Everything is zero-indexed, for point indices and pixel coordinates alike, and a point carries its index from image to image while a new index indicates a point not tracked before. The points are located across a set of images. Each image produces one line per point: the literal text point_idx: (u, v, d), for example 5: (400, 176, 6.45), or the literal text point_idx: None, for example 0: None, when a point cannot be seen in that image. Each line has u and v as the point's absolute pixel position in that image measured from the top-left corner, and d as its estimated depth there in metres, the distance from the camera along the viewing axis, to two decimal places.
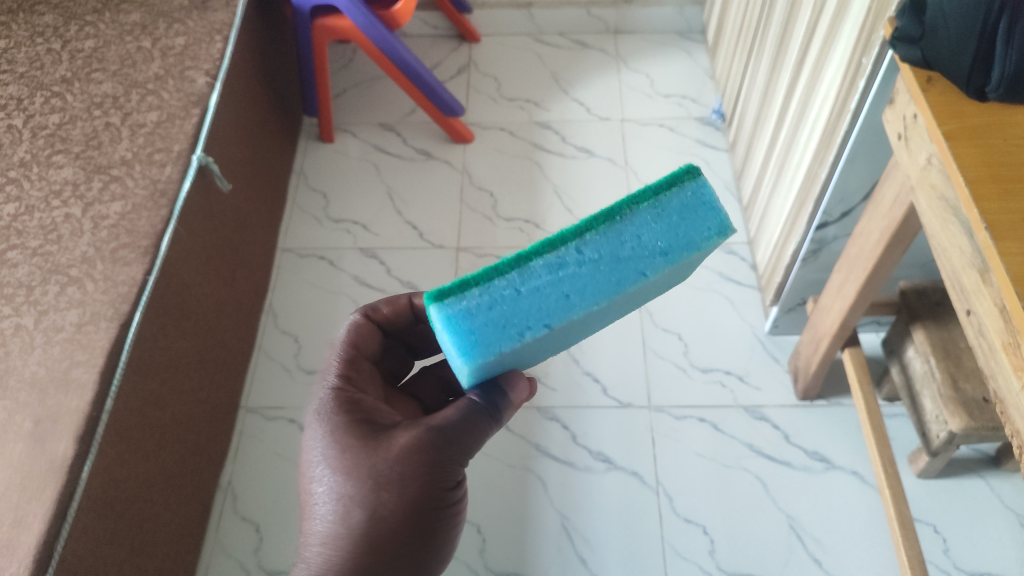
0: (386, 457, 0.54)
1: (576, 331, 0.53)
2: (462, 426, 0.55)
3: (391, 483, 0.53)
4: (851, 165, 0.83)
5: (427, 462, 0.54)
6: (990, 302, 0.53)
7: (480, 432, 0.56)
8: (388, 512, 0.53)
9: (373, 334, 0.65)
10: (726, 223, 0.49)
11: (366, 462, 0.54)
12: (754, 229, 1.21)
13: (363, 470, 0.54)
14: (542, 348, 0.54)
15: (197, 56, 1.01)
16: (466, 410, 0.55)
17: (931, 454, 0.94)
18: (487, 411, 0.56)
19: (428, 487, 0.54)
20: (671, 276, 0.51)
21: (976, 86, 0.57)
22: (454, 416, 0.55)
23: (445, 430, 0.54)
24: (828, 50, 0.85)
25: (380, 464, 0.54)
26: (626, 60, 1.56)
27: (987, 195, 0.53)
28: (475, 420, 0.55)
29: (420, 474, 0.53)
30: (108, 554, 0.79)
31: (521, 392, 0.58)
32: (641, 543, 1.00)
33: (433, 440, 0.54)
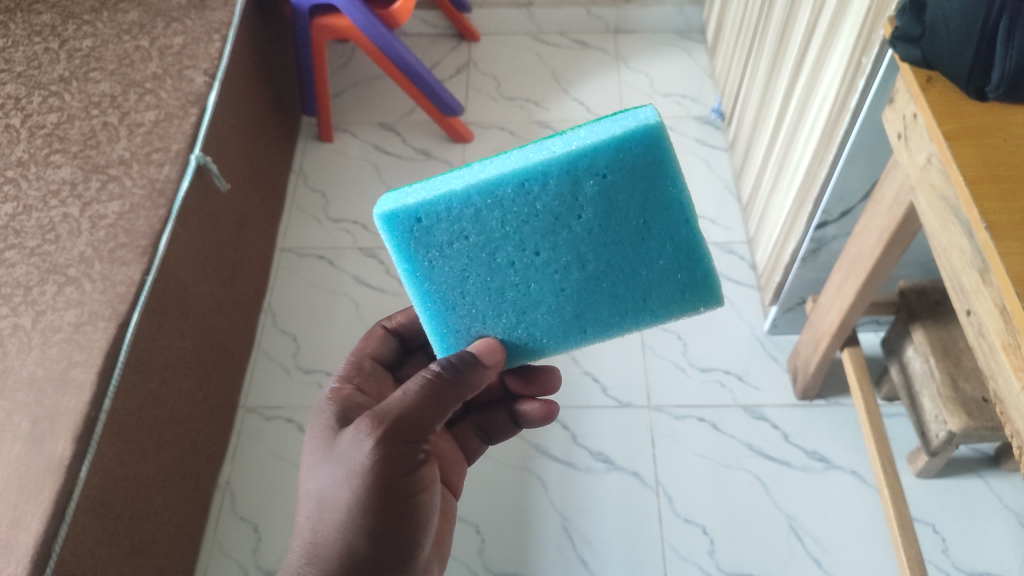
0: (342, 449, 0.55)
1: (511, 235, 0.54)
2: (412, 410, 0.54)
3: (346, 475, 0.54)
4: (850, 164, 0.83)
5: (376, 450, 0.54)
6: (990, 302, 0.53)
7: (433, 411, 0.55)
8: (350, 505, 0.54)
9: (387, 340, 0.72)
10: (651, 112, 0.50)
11: (329, 458, 0.56)
12: (754, 229, 1.21)
13: (326, 464, 0.56)
14: (479, 254, 0.55)
15: (195, 55, 1.01)
16: (416, 389, 0.55)
17: (931, 453, 0.94)
18: (440, 387, 0.55)
19: (378, 475, 0.54)
20: (602, 173, 0.51)
21: (976, 85, 0.57)
22: (405, 400, 0.55)
23: (393, 414, 0.54)
24: (828, 49, 0.85)
25: (340, 456, 0.55)
26: (626, 60, 1.56)
27: (987, 195, 0.53)
28: (427, 402, 0.55)
29: (369, 463, 0.54)
30: (107, 554, 0.78)
31: (495, 358, 0.58)
32: (641, 543, 1.00)
33: (380, 425, 0.54)
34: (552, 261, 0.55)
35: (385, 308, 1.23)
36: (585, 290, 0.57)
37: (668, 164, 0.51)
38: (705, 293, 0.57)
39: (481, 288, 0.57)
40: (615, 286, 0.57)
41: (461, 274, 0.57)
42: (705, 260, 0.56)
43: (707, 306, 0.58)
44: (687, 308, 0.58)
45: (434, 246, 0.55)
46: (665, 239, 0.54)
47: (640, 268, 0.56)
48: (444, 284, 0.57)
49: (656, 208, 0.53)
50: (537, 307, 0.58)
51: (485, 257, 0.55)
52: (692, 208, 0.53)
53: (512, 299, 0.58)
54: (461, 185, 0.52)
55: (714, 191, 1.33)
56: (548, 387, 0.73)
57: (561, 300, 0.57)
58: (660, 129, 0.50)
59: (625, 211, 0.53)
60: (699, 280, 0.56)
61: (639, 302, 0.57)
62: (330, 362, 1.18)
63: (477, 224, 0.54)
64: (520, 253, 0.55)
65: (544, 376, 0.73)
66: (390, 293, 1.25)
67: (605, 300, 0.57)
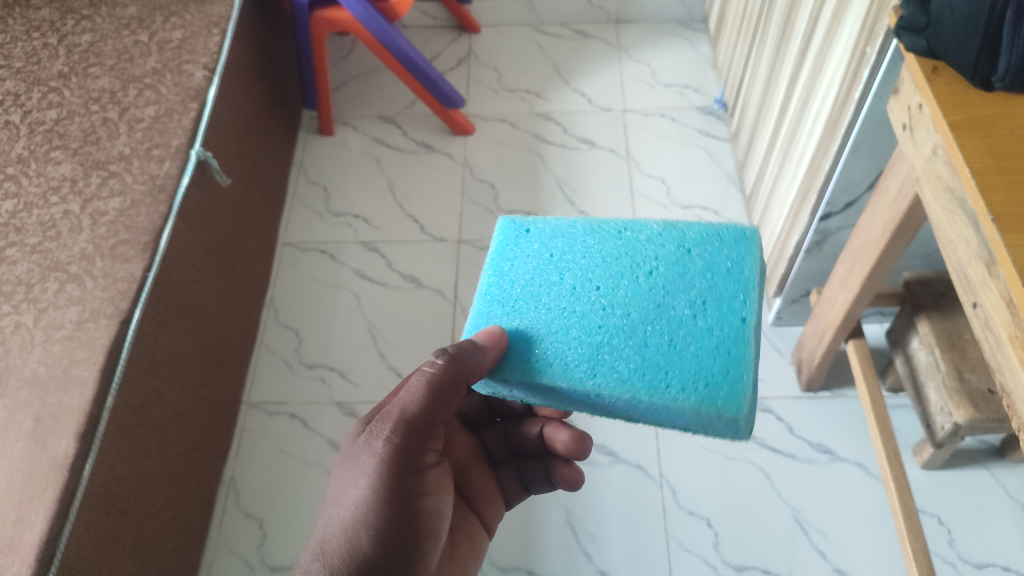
0: (352, 451, 0.57)
1: (588, 265, 0.62)
2: (415, 404, 0.57)
3: (354, 475, 0.56)
4: (854, 155, 0.82)
5: (382, 447, 0.56)
6: (996, 295, 0.53)
7: (433, 406, 0.57)
8: (354, 502, 0.55)
9: None
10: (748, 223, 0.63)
11: (342, 462, 0.58)
12: (758, 220, 1.20)
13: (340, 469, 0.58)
14: (551, 269, 0.63)
15: (194, 49, 1.00)
16: (415, 387, 0.57)
17: (936, 446, 0.94)
18: (437, 383, 0.57)
19: (384, 473, 0.55)
20: (686, 247, 0.61)
21: (982, 75, 0.56)
22: (410, 396, 0.57)
23: (397, 413, 0.57)
24: (832, 38, 0.84)
25: (349, 455, 0.57)
26: (627, 50, 1.54)
27: (993, 187, 0.52)
28: (429, 396, 0.57)
29: (375, 462, 0.55)
30: (111, 551, 0.79)
31: (493, 343, 0.57)
32: (645, 536, 1.00)
33: (385, 423, 0.57)
34: (606, 294, 0.60)
35: (386, 302, 1.23)
36: (616, 336, 0.58)
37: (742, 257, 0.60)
38: (731, 395, 0.54)
39: (535, 297, 0.61)
40: (646, 346, 0.57)
41: (524, 282, 0.62)
42: (743, 360, 0.56)
43: (727, 406, 0.54)
44: (704, 406, 0.54)
45: (523, 251, 0.64)
46: (714, 327, 0.57)
47: (679, 340, 0.57)
48: (506, 285, 0.63)
49: (718, 297, 0.59)
50: (569, 333, 0.59)
51: (559, 272, 0.62)
52: (752, 308, 0.57)
53: (551, 317, 0.60)
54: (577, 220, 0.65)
55: (717, 183, 1.32)
56: (576, 455, 0.69)
57: (591, 337, 0.58)
58: (750, 232, 0.61)
59: (687, 282, 0.60)
60: (728, 380, 0.55)
61: (661, 372, 0.56)
62: (333, 357, 1.18)
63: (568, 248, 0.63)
64: (585, 279, 0.61)
65: (574, 443, 0.69)
66: (391, 288, 1.24)
67: (630, 350, 0.57)
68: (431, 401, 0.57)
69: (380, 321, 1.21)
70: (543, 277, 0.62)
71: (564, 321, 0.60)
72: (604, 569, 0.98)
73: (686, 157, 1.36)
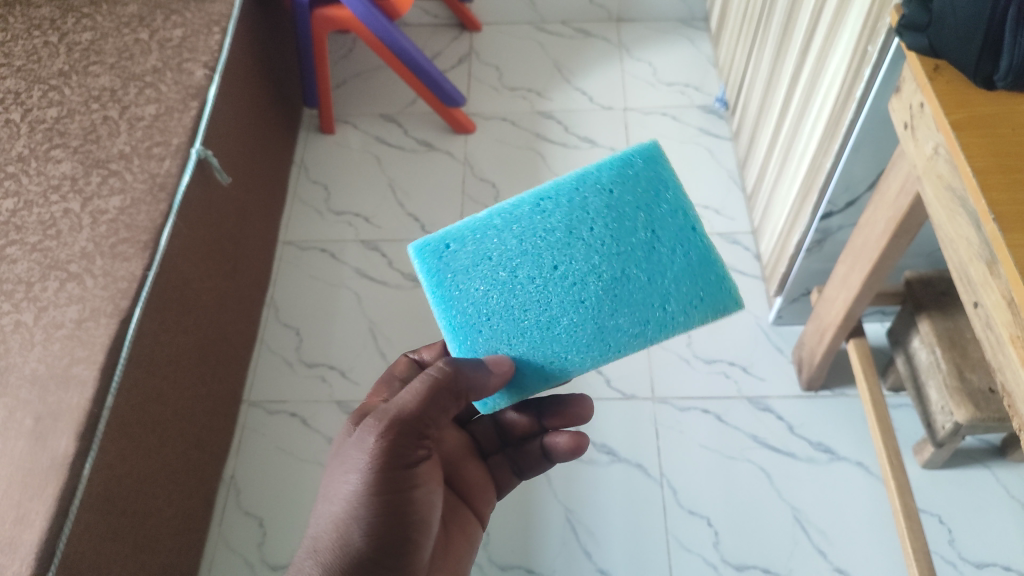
0: (348, 445, 0.57)
1: (530, 252, 0.59)
2: (411, 406, 0.56)
3: (347, 470, 0.55)
4: (855, 154, 0.82)
5: (375, 443, 0.55)
6: (997, 294, 0.52)
7: (431, 409, 0.56)
8: (344, 497, 0.55)
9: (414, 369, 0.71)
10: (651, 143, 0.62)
11: (338, 455, 0.58)
12: (759, 219, 1.20)
13: (334, 461, 0.57)
14: (501, 270, 0.59)
15: (195, 48, 1.00)
16: (414, 390, 0.56)
17: (937, 445, 0.94)
18: (437, 387, 0.56)
19: (376, 469, 0.55)
20: (607, 190, 0.60)
21: (984, 74, 0.56)
22: (406, 398, 0.57)
23: (394, 411, 0.56)
24: (833, 37, 0.84)
25: (342, 451, 0.57)
26: (628, 49, 1.54)
27: (995, 186, 0.52)
28: (427, 399, 0.56)
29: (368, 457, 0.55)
30: (111, 550, 0.79)
31: (499, 370, 0.57)
32: (646, 535, 1.00)
33: (380, 420, 0.56)
34: (571, 274, 0.58)
35: (387, 300, 1.23)
36: (601, 303, 0.58)
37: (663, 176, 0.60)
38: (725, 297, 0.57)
39: (502, 305, 0.59)
40: (632, 297, 0.58)
41: (484, 292, 0.59)
42: (717, 263, 0.58)
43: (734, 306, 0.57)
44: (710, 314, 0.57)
45: (458, 270, 0.60)
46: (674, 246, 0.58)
47: (653, 277, 0.58)
48: (466, 306, 0.60)
49: (660, 219, 0.59)
50: (556, 323, 0.58)
51: (509, 272, 0.59)
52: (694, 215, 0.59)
53: (528, 313, 0.59)
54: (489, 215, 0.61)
55: (718, 181, 1.31)
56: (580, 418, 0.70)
57: (579, 314, 0.58)
58: (659, 156, 0.61)
59: (627, 220, 0.59)
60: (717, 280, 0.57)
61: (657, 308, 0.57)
62: (334, 355, 1.18)
63: (496, 245, 0.60)
64: (539, 266, 0.59)
65: (576, 405, 0.70)
66: (392, 286, 1.24)
67: (623, 310, 0.57)
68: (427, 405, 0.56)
69: (380, 320, 1.21)
70: (497, 282, 0.59)
71: (544, 312, 0.58)
72: (603, 568, 0.98)
73: (688, 156, 1.36)
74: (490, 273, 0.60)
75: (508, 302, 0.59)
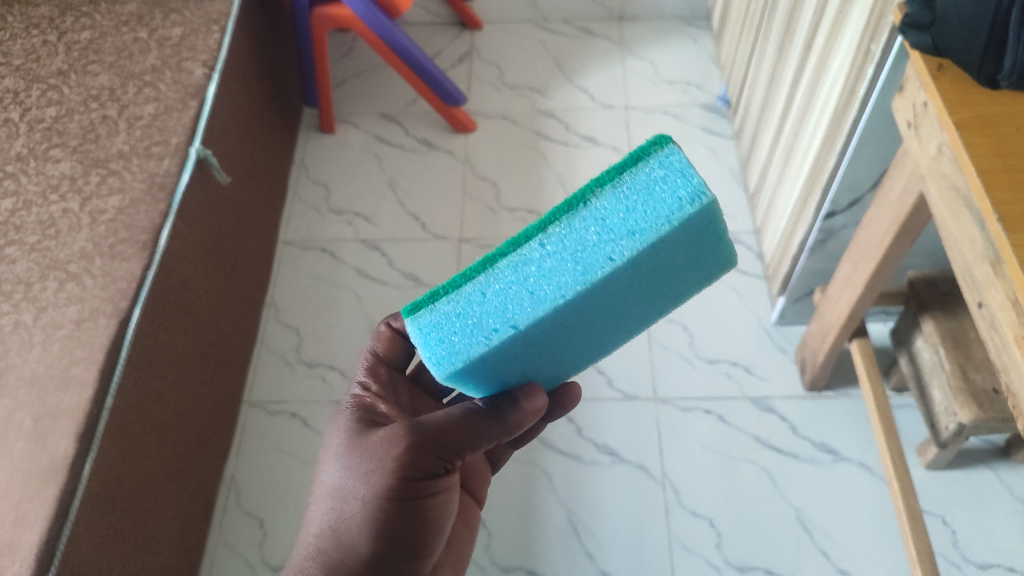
0: (369, 446, 0.55)
1: (561, 333, 0.49)
2: (444, 423, 0.54)
3: (365, 470, 0.54)
4: (859, 153, 0.81)
5: (399, 452, 0.53)
6: (1002, 295, 0.52)
7: (468, 435, 0.54)
8: (361, 504, 0.54)
9: (399, 343, 0.68)
10: (701, 189, 0.42)
11: (354, 451, 0.56)
12: (761, 218, 1.19)
13: (350, 457, 0.56)
14: (542, 348, 0.50)
15: (194, 47, 0.99)
16: (452, 413, 0.55)
17: (940, 446, 0.93)
18: (478, 416, 0.55)
19: (395, 477, 0.53)
20: (658, 252, 0.44)
21: (987, 73, 0.55)
22: (438, 415, 0.55)
23: (428, 425, 0.54)
24: (836, 35, 0.83)
25: (361, 456, 0.55)
26: (630, 47, 1.53)
27: (999, 186, 0.52)
28: (465, 424, 0.54)
29: (389, 464, 0.53)
30: (112, 551, 0.78)
31: (539, 407, 0.56)
32: (649, 536, 0.99)
33: (410, 431, 0.54)
34: (606, 329, 0.52)
35: (387, 300, 1.23)
36: (632, 331, 0.54)
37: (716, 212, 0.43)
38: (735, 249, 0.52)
39: (534, 366, 0.54)
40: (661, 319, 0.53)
41: (516, 368, 0.52)
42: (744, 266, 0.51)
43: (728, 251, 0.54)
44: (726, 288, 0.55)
45: (480, 371, 0.51)
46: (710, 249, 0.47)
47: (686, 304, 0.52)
48: (494, 379, 0.54)
49: (704, 266, 0.47)
50: (589, 355, 0.56)
51: (541, 352, 0.51)
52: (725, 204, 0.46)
53: (561, 361, 0.55)
54: (507, 325, 0.47)
55: (720, 180, 1.31)
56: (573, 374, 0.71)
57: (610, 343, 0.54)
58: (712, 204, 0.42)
59: (668, 279, 0.48)
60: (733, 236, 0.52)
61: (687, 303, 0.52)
62: (334, 355, 1.18)
63: (525, 342, 0.49)
64: (572, 337, 0.51)
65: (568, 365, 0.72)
66: (391, 286, 1.24)
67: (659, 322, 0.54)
68: (462, 426, 0.54)
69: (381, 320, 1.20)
70: (527, 360, 0.52)
71: (578, 354, 0.55)
72: (605, 569, 0.98)
73: (690, 155, 1.35)
74: (519, 359, 0.51)
75: (541, 363, 0.54)
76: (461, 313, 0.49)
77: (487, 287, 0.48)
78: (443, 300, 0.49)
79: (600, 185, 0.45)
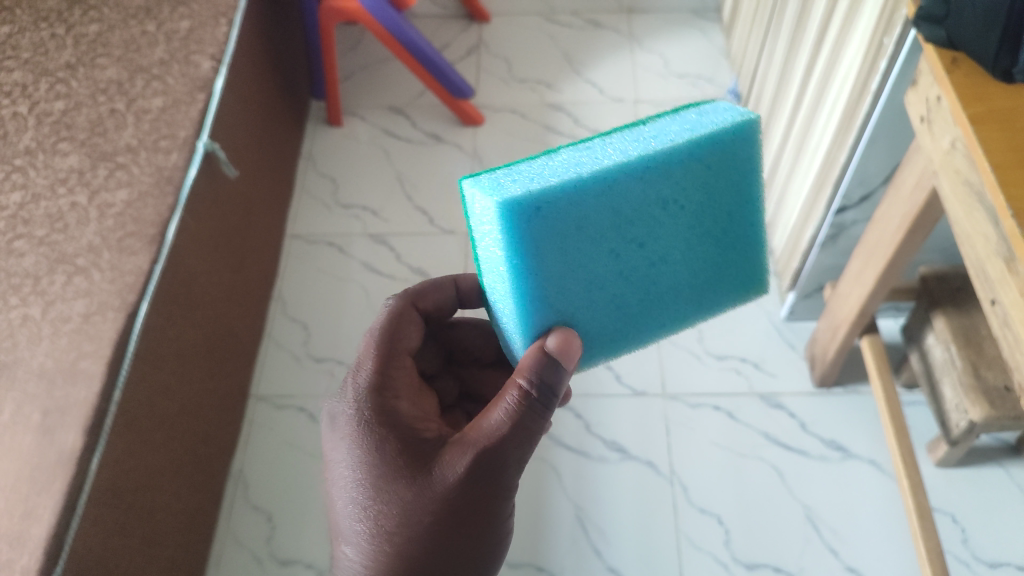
0: (440, 480, 0.53)
1: (616, 223, 0.49)
2: (525, 445, 0.53)
3: (445, 508, 0.53)
4: (872, 146, 0.80)
5: (472, 482, 0.52)
6: (1016, 293, 0.51)
7: (528, 441, 0.53)
8: (443, 535, 0.53)
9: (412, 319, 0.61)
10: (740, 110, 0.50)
11: (418, 487, 0.53)
12: (771, 213, 1.18)
13: (417, 493, 0.53)
14: (587, 246, 0.49)
15: (202, 40, 0.99)
16: (512, 420, 0.52)
17: (951, 443, 0.92)
18: (534, 409, 0.52)
19: (475, 507, 0.53)
20: (712, 163, 0.49)
21: (1003, 67, 0.54)
22: (507, 433, 0.52)
23: (493, 451, 0.52)
24: (849, 26, 0.82)
25: (433, 491, 0.53)
26: (640, 40, 1.52)
27: (1013, 182, 0.51)
28: (523, 437, 0.52)
29: (468, 496, 0.53)
30: (120, 545, 0.79)
31: (573, 355, 0.51)
32: (656, 533, 0.99)
33: (479, 462, 0.52)
34: (644, 263, 0.52)
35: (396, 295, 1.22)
36: (662, 286, 0.54)
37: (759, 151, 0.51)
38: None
39: (580, 288, 0.51)
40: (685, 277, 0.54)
41: (558, 269, 0.49)
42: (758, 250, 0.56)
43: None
44: (740, 298, 0.58)
45: (530, 240, 0.47)
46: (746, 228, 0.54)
47: (716, 263, 0.55)
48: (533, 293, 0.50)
49: (739, 213, 0.53)
50: (624, 309, 0.53)
51: (586, 250, 0.49)
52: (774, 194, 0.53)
53: (590, 313, 0.52)
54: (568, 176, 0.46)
55: None
56: (564, 358, 0.51)
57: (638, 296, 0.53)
58: (758, 127, 0.50)
59: (707, 205, 0.51)
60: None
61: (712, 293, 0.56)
62: (342, 351, 1.17)
63: (581, 215, 0.47)
64: (614, 249, 0.50)
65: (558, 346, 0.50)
66: (401, 281, 1.24)
67: (684, 276, 0.54)
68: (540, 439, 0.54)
69: None
70: (570, 277, 0.50)
71: (596, 305, 0.52)
72: (613, 565, 0.97)
73: None
74: (566, 256, 0.49)
75: (578, 304, 0.52)
76: (527, 174, 0.47)
77: (551, 159, 0.48)
78: (502, 170, 0.48)
79: (659, 115, 0.51)
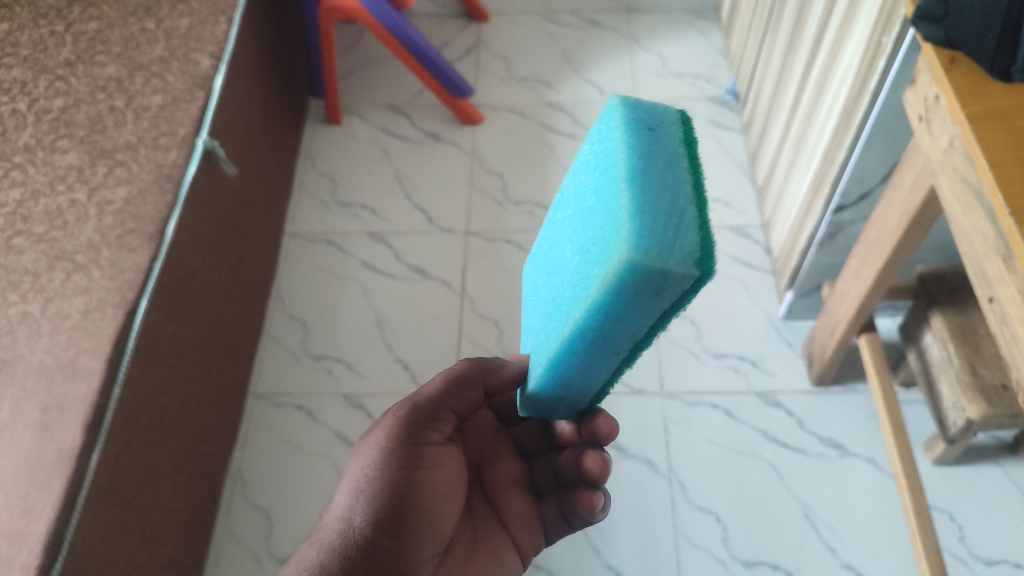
0: (375, 432, 0.62)
1: (544, 244, 0.55)
2: (436, 395, 0.63)
3: (373, 455, 0.60)
4: (870, 145, 0.80)
5: (397, 430, 0.60)
6: (1014, 289, 0.51)
7: (449, 404, 0.63)
8: (370, 485, 0.59)
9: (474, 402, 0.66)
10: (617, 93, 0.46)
11: (362, 443, 0.62)
12: (770, 212, 1.19)
13: (361, 448, 0.62)
14: (535, 267, 0.57)
15: (201, 37, 0.99)
16: (439, 384, 0.63)
17: (948, 441, 0.93)
18: (458, 380, 0.63)
19: (396, 456, 0.59)
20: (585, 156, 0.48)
21: (1001, 67, 0.55)
22: (429, 390, 0.63)
23: (418, 405, 0.62)
24: (848, 26, 0.82)
25: (370, 442, 0.61)
26: (639, 39, 1.52)
27: (1011, 180, 0.51)
28: (445, 395, 0.63)
29: (391, 443, 0.60)
30: (119, 541, 0.79)
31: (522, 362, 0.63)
32: (655, 531, 0.99)
33: (405, 412, 0.61)
34: (547, 276, 0.52)
35: (395, 293, 1.23)
36: (553, 297, 0.49)
37: (608, 126, 0.44)
38: (666, 248, 0.37)
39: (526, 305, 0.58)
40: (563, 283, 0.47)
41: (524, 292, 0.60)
42: (616, 227, 0.39)
43: (675, 265, 0.36)
44: (602, 300, 0.40)
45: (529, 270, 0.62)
46: (596, 211, 0.42)
47: (580, 253, 0.44)
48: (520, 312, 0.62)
49: (594, 188, 0.44)
50: (534, 328, 0.54)
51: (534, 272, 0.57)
52: (617, 168, 0.41)
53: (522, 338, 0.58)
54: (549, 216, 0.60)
55: (728, 173, 1.30)
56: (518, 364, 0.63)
57: (541, 313, 0.52)
58: (614, 98, 0.44)
59: (577, 199, 0.48)
60: (649, 231, 0.37)
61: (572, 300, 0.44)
62: (341, 349, 1.18)
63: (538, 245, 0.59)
64: (539, 267, 0.55)
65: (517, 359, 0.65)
66: (400, 279, 1.24)
67: (558, 280, 0.48)
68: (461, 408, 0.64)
69: (388, 313, 1.21)
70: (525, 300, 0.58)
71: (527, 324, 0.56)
72: (611, 564, 0.98)
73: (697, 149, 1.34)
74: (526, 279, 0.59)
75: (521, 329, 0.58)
76: None
77: None
78: None
79: None
